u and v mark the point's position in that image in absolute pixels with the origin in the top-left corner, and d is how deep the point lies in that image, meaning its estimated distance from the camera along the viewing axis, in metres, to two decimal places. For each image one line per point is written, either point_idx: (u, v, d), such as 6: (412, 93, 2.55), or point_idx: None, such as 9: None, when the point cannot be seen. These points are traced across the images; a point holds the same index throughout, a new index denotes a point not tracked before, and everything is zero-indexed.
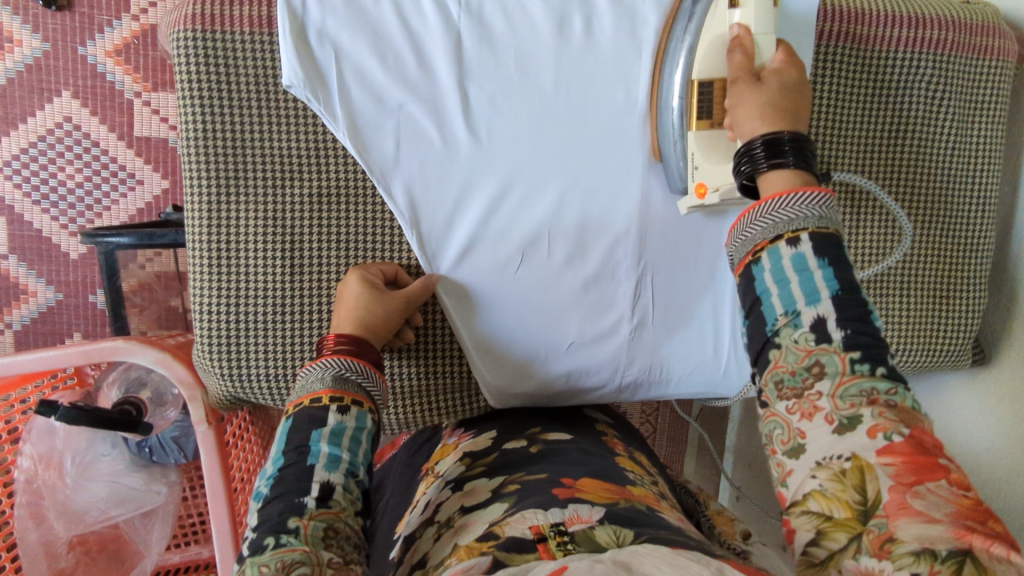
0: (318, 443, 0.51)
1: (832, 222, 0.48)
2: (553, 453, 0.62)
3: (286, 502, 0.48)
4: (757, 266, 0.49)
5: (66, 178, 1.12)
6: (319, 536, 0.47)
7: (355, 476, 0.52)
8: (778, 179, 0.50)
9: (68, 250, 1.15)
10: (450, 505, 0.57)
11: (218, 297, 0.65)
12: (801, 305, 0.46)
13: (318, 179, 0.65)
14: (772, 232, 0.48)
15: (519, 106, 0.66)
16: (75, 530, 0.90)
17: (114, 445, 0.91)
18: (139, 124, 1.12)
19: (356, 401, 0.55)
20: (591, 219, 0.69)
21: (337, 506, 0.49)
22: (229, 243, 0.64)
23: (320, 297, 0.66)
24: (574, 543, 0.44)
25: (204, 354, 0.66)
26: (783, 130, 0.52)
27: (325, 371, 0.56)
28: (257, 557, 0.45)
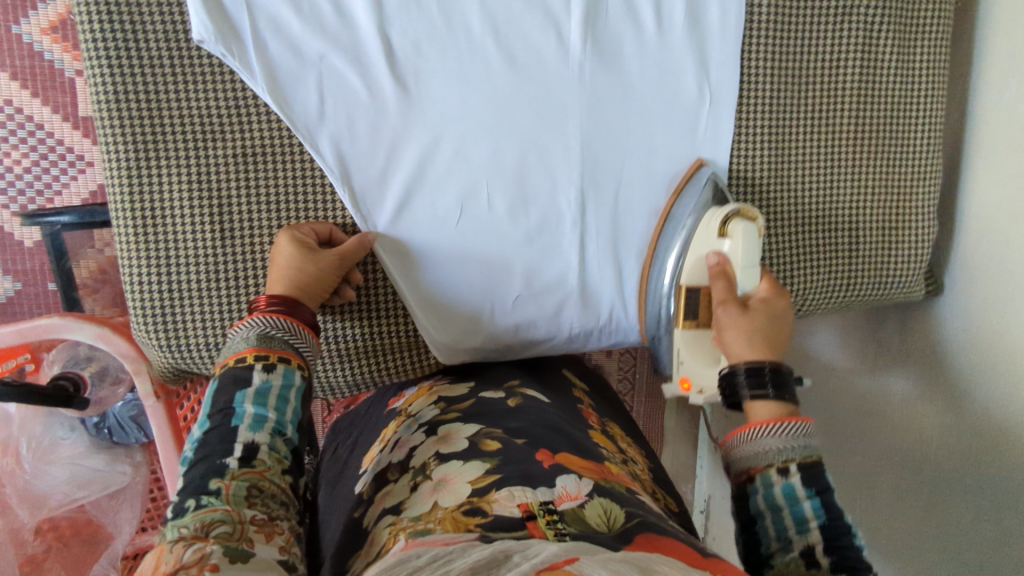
0: (242, 404, 0.49)
1: (815, 449, 0.50)
2: (531, 410, 0.62)
3: (207, 464, 0.46)
4: (750, 486, 0.50)
5: (14, 164, 1.09)
6: (242, 496, 0.44)
7: (283, 434, 0.50)
8: (770, 408, 0.53)
9: (22, 237, 1.12)
10: (425, 450, 0.56)
11: (146, 269, 0.63)
12: (791, 533, 0.46)
13: (241, 139, 0.63)
14: (762, 459, 0.50)
15: (447, 54, 0.64)
16: (40, 516, 0.89)
17: (73, 429, 0.92)
18: (83, 103, 1.09)
19: (283, 358, 0.54)
20: (530, 166, 0.68)
21: (261, 465, 0.47)
22: (155, 210, 0.63)
23: (254, 260, 0.65)
24: (565, 523, 0.43)
25: (140, 325, 0.64)
26: (763, 358, 0.56)
27: (251, 330, 0.55)
28: (176, 519, 0.42)
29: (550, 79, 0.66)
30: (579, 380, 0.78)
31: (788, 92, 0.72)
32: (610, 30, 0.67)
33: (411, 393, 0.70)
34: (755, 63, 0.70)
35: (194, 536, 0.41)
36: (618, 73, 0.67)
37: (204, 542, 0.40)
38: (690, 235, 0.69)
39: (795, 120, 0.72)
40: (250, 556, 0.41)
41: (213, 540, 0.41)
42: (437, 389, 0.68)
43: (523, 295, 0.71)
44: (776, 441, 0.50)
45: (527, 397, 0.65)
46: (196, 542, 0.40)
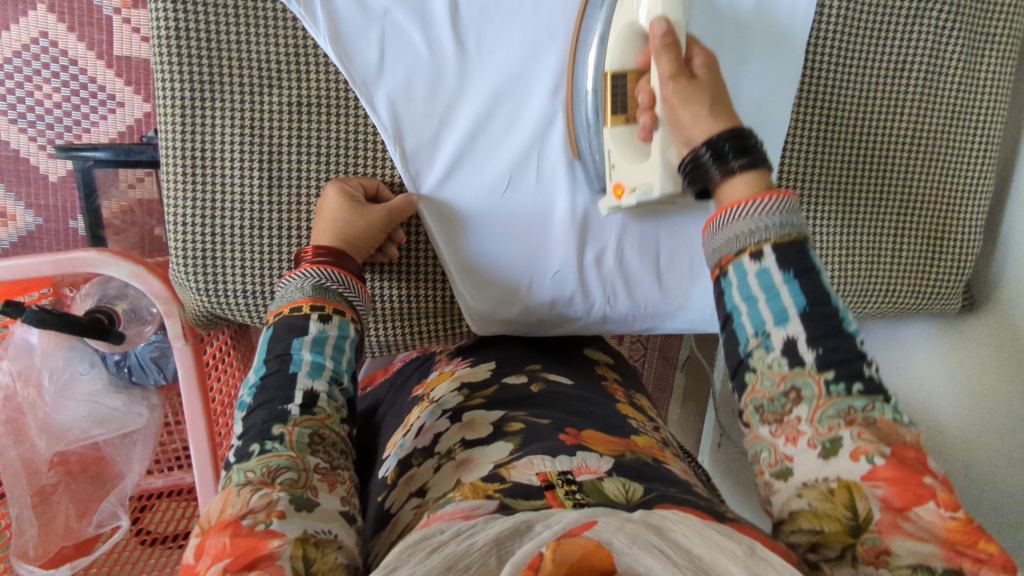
0: (300, 350, 0.49)
1: (796, 226, 0.45)
2: (551, 397, 0.61)
3: (269, 410, 0.46)
4: (725, 279, 0.47)
5: (44, 98, 1.08)
6: (305, 443, 0.44)
7: (339, 383, 0.49)
8: (744, 184, 0.48)
9: (47, 172, 1.12)
10: (450, 436, 0.55)
11: (191, 209, 0.63)
12: (770, 325, 0.44)
13: (297, 88, 0.62)
14: (736, 246, 0.46)
15: (510, 20, 0.63)
16: (56, 447, 0.89)
17: (92, 365, 0.92)
18: (119, 43, 1.08)
19: (338, 310, 0.53)
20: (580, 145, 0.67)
21: (321, 413, 0.46)
22: (204, 151, 0.62)
23: (299, 212, 0.64)
24: (585, 494, 0.43)
25: (179, 265, 0.64)
26: (723, 130, 0.51)
27: (305, 281, 0.54)
28: (243, 463, 0.42)
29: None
30: (603, 355, 0.76)
31: (845, 92, 0.70)
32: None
33: (432, 378, 0.69)
34: (818, 59, 0.69)
35: (261, 481, 0.40)
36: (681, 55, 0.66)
37: (270, 488, 0.40)
38: (604, 42, 0.61)
39: (848, 121, 0.71)
40: (315, 505, 0.40)
41: (278, 485, 0.40)
42: (459, 373, 0.67)
43: (558, 273, 0.71)
44: (748, 221, 0.46)
45: (548, 382, 0.64)
46: (263, 486, 0.40)
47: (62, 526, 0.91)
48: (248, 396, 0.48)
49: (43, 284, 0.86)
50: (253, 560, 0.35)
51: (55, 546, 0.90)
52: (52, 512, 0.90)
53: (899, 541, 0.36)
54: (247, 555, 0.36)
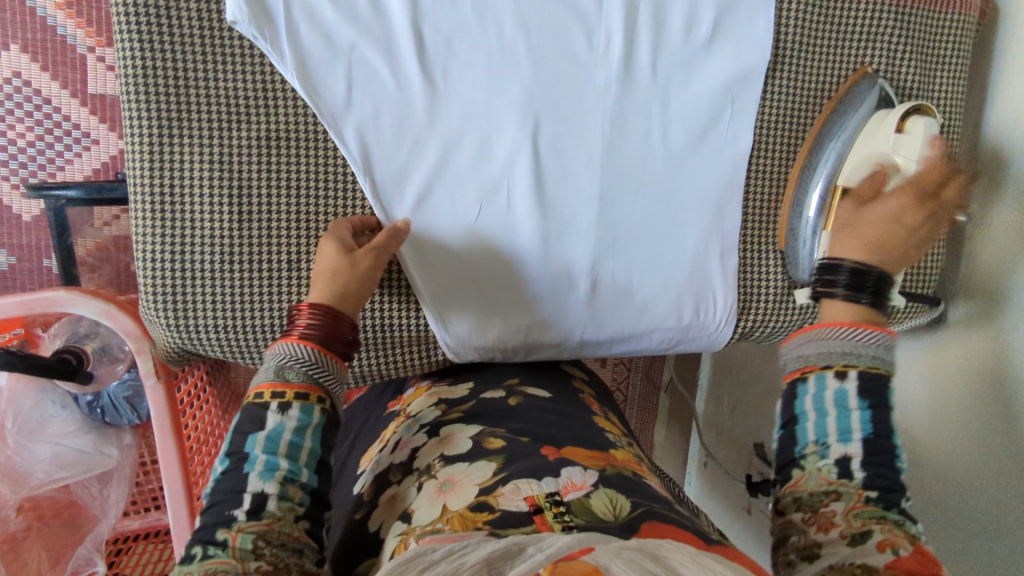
0: (254, 450, 0.49)
1: (886, 361, 0.52)
2: (529, 410, 0.63)
3: (218, 514, 0.47)
4: (802, 386, 0.53)
5: (18, 137, 1.08)
6: (248, 550, 0.45)
7: (297, 481, 0.49)
8: (846, 308, 0.55)
9: (21, 211, 1.11)
10: (428, 452, 0.58)
11: (159, 246, 0.63)
12: (833, 439, 0.49)
13: (267, 122, 0.63)
14: (824, 359, 0.52)
15: (476, 50, 0.64)
16: (21, 493, 0.88)
17: (64, 407, 0.90)
18: (94, 81, 1.08)
19: (301, 394, 0.51)
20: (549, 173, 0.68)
21: (270, 516, 0.46)
22: (172, 188, 0.62)
23: (269, 245, 0.64)
24: (572, 516, 0.44)
25: (148, 302, 0.64)
26: (872, 263, 0.57)
27: (274, 360, 0.53)
28: (184, 568, 0.44)
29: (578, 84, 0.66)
30: (579, 372, 0.80)
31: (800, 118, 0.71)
32: (640, 37, 0.67)
33: (409, 395, 0.73)
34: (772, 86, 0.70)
35: None
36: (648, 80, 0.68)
37: None
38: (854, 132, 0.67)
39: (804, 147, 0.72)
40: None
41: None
42: (436, 390, 0.71)
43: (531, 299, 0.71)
44: (843, 344, 0.52)
45: (526, 396, 0.67)
46: None
47: (33, 574, 0.89)
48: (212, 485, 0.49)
49: (13, 324, 0.85)
50: None
51: None
52: (22, 558, 0.89)
53: None
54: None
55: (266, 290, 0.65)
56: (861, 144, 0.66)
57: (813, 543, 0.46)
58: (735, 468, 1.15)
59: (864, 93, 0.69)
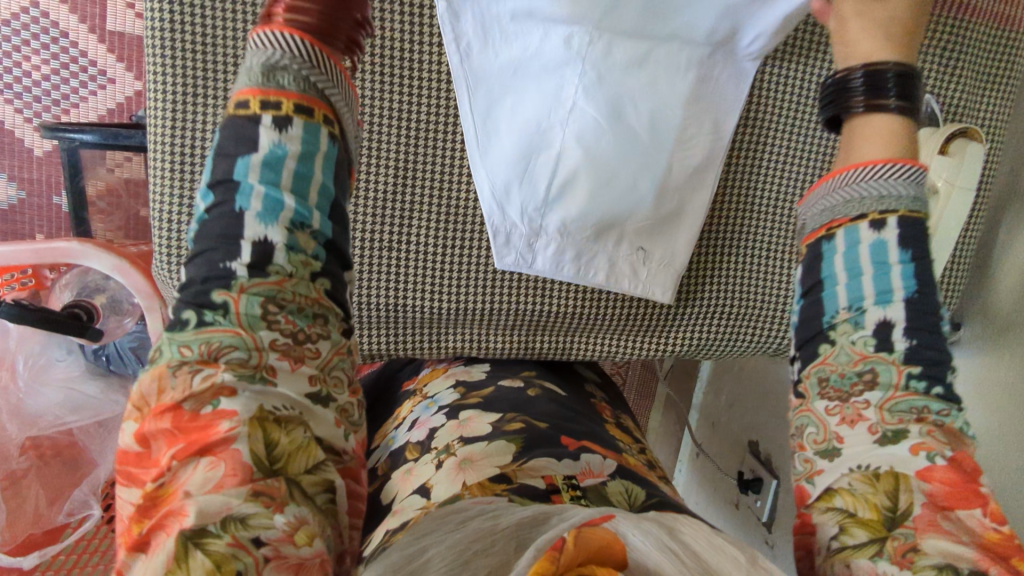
0: (247, 178, 0.40)
1: (920, 195, 0.45)
2: (544, 402, 0.65)
3: (211, 264, 0.39)
4: (828, 245, 0.46)
5: (32, 70, 1.06)
6: (256, 317, 0.38)
7: (307, 226, 0.41)
8: (884, 125, 0.47)
9: (33, 145, 1.09)
10: (445, 433, 0.59)
11: (179, 210, 0.63)
12: (868, 302, 0.43)
13: None
14: (855, 209, 0.45)
15: (509, 50, 0.67)
16: (28, 433, 0.89)
17: (69, 351, 0.91)
18: (113, 17, 1.06)
19: (300, 108, 0.42)
20: (577, 172, 0.68)
21: (278, 274, 0.39)
22: (195, 153, 0.63)
23: None
24: (589, 499, 0.48)
25: (162, 268, 0.64)
26: (887, 65, 0.48)
27: (267, 54, 0.43)
28: (178, 333, 0.37)
29: (615, 80, 0.66)
30: (593, 374, 0.80)
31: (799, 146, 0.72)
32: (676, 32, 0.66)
33: (425, 374, 0.73)
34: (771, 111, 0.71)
35: (202, 360, 0.36)
36: (682, 76, 0.67)
37: (214, 367, 0.36)
38: None
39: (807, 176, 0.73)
40: (272, 379, 0.37)
41: (225, 362, 0.36)
42: (452, 373, 0.71)
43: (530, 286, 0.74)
44: (878, 186, 0.45)
45: (544, 389, 0.69)
46: (204, 366, 0.36)
47: (31, 513, 0.91)
48: (197, 226, 0.41)
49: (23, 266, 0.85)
50: (207, 445, 0.33)
51: (23, 534, 0.89)
52: (21, 495, 0.91)
53: (932, 541, 0.37)
54: (197, 439, 0.34)
55: None
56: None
57: (834, 437, 0.42)
58: (728, 463, 1.16)
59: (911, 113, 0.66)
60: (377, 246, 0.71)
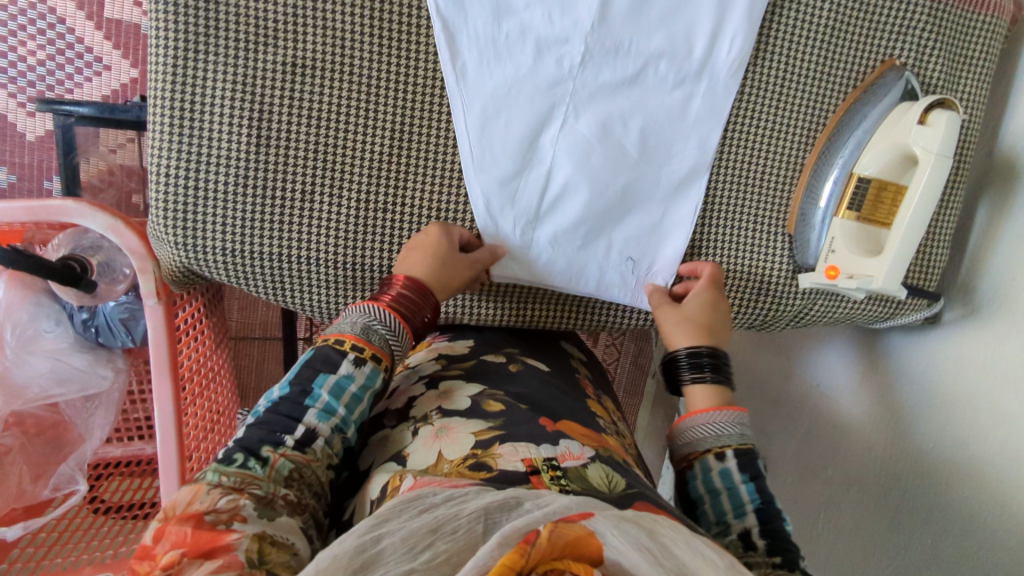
0: (320, 389, 0.54)
1: (748, 437, 0.58)
2: (529, 377, 0.70)
3: (267, 431, 0.50)
4: (691, 472, 0.58)
5: (28, 55, 1.07)
6: (282, 474, 0.48)
7: (343, 434, 0.54)
8: (710, 392, 0.61)
9: (26, 130, 1.10)
10: (427, 402, 0.64)
11: (176, 160, 0.62)
12: (730, 518, 0.53)
13: (293, 48, 0.61)
14: (705, 446, 0.57)
15: (503, 68, 0.63)
16: (11, 407, 0.87)
17: (58, 323, 0.90)
18: (111, 5, 1.08)
19: (376, 357, 0.56)
20: (567, 189, 0.66)
21: (311, 453, 0.50)
22: (193, 102, 0.61)
23: (282, 178, 0.63)
24: (567, 479, 0.50)
25: (159, 218, 0.63)
26: (702, 345, 0.63)
27: (359, 317, 0.58)
28: (222, 467, 0.46)
29: (607, 84, 0.65)
30: (577, 353, 0.88)
31: (792, 125, 0.70)
32: (663, 49, 0.65)
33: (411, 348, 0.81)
34: (768, 94, 0.69)
35: (232, 487, 0.45)
36: (670, 90, 0.66)
37: (239, 494, 0.44)
38: (882, 121, 0.67)
39: (795, 158, 0.71)
40: (276, 514, 0.44)
41: (248, 494, 0.44)
42: (437, 347, 0.77)
43: (521, 292, 0.72)
44: (712, 432, 0.58)
45: (526, 364, 0.73)
46: (232, 492, 0.44)
47: (14, 488, 0.91)
48: (264, 406, 0.53)
49: (13, 239, 0.85)
50: (210, 550, 0.39)
51: (7, 507, 0.90)
52: (5, 473, 0.90)
53: None
54: (206, 545, 0.40)
55: (277, 221, 0.64)
56: (883, 136, 0.66)
57: None
58: None
59: (890, 88, 0.68)
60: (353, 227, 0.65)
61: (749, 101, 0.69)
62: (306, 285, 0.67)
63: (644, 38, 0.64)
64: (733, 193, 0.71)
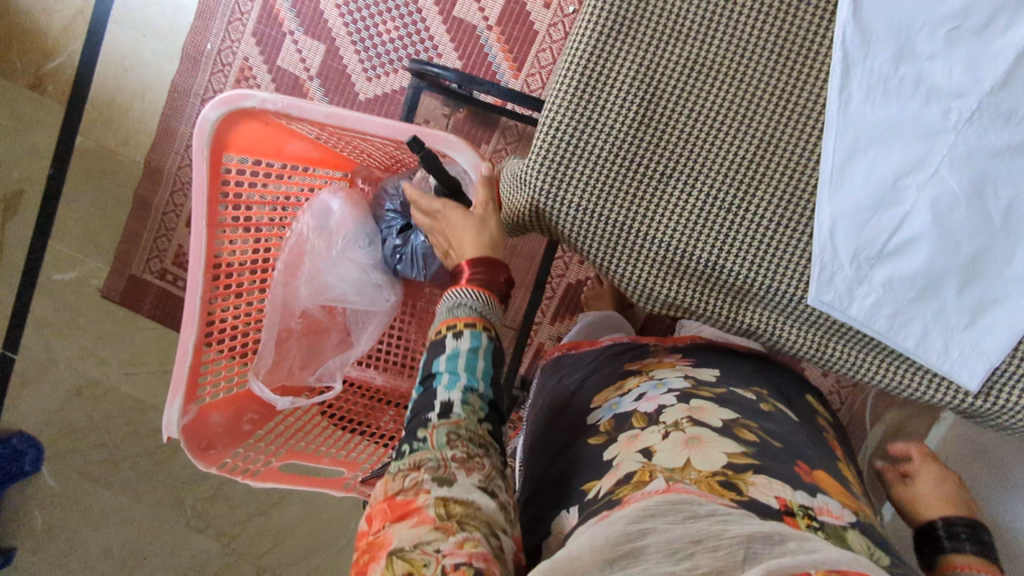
0: (438, 365, 0.74)
1: None
2: (781, 418, 0.70)
3: (418, 423, 0.70)
4: None
5: (384, 31, 1.35)
6: (442, 442, 0.65)
7: (474, 391, 0.72)
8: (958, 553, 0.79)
9: (360, 91, 1.37)
10: (676, 412, 0.68)
11: (565, 119, 0.69)
12: None
13: (700, 47, 0.68)
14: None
15: (889, 107, 0.66)
16: (315, 300, 1.05)
17: (370, 244, 1.06)
18: (460, 5, 1.33)
19: (469, 323, 0.76)
20: (920, 235, 0.67)
21: (456, 417, 0.69)
22: (600, 73, 0.69)
23: (651, 156, 0.69)
24: (822, 530, 0.54)
25: (533, 165, 0.71)
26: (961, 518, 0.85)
27: (449, 304, 0.79)
28: (399, 460, 0.66)
29: (992, 143, 0.65)
30: (821, 409, 0.83)
31: None
32: None
33: (652, 362, 0.82)
34: None
35: (411, 470, 0.63)
36: None
37: (417, 473, 0.62)
38: None
39: None
40: (453, 481, 0.61)
41: (424, 469, 0.62)
42: (682, 367, 0.79)
43: (835, 325, 0.70)
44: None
45: (777, 407, 0.72)
46: (411, 474, 0.63)
47: (286, 370, 1.06)
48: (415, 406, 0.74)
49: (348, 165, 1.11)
50: (410, 513, 0.58)
51: (279, 382, 1.05)
52: (284, 355, 1.05)
53: None
54: (401, 511, 0.59)
55: (633, 192, 0.70)
56: None
57: None
58: None
59: None
60: (699, 216, 0.69)
61: None
62: (637, 260, 0.71)
63: None
64: None
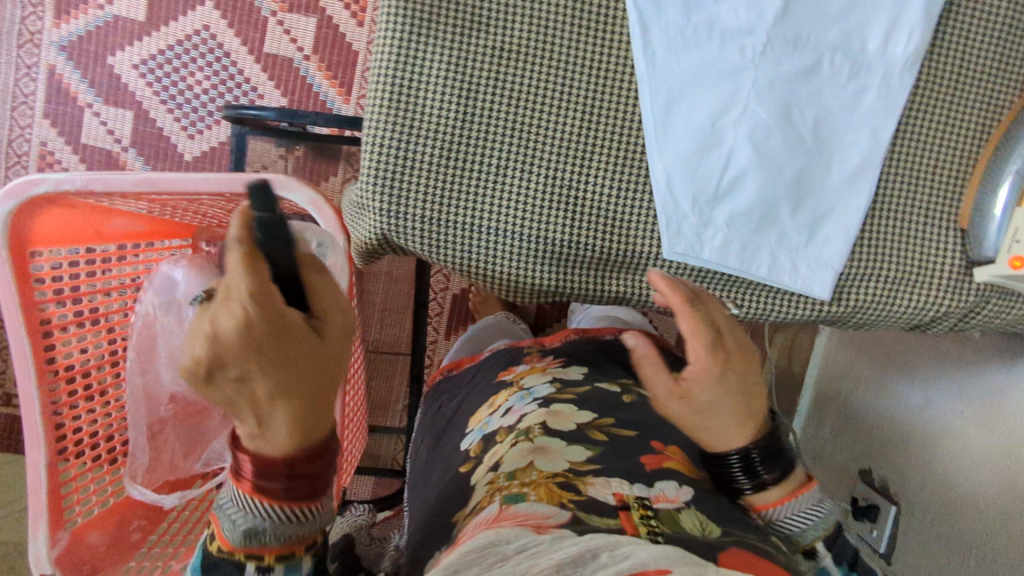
0: None
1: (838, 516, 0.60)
2: (639, 406, 0.72)
3: None
4: None
5: (195, 83, 1.27)
6: None
7: None
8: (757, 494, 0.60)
9: (183, 151, 1.28)
10: (532, 416, 0.66)
11: (389, 131, 0.67)
12: None
13: (502, 32, 0.68)
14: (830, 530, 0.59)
15: (690, 56, 0.69)
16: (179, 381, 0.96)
17: None
18: (270, 41, 1.27)
19: (281, 557, 0.51)
20: (746, 170, 0.70)
21: None
22: (411, 79, 0.67)
23: (482, 150, 0.68)
24: (657, 521, 0.51)
25: (368, 184, 0.68)
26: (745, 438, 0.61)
27: (235, 527, 0.51)
28: None
29: (786, 74, 0.69)
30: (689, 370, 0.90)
31: (964, 122, 0.72)
32: (838, 44, 0.69)
33: (523, 368, 0.80)
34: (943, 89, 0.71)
35: None
36: (845, 82, 0.70)
37: None
38: None
39: (970, 152, 0.72)
40: None
41: None
42: (550, 370, 0.78)
43: (694, 272, 0.72)
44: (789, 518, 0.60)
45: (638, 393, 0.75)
46: None
47: (167, 463, 0.96)
48: None
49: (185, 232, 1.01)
50: None
51: (160, 479, 0.95)
52: (159, 449, 0.96)
53: None
54: None
55: (474, 190, 0.68)
56: None
57: None
58: (840, 488, 1.11)
59: None
60: (544, 198, 0.69)
61: (920, 99, 0.71)
62: (495, 256, 0.70)
63: (822, 30, 0.69)
64: (906, 184, 0.72)
